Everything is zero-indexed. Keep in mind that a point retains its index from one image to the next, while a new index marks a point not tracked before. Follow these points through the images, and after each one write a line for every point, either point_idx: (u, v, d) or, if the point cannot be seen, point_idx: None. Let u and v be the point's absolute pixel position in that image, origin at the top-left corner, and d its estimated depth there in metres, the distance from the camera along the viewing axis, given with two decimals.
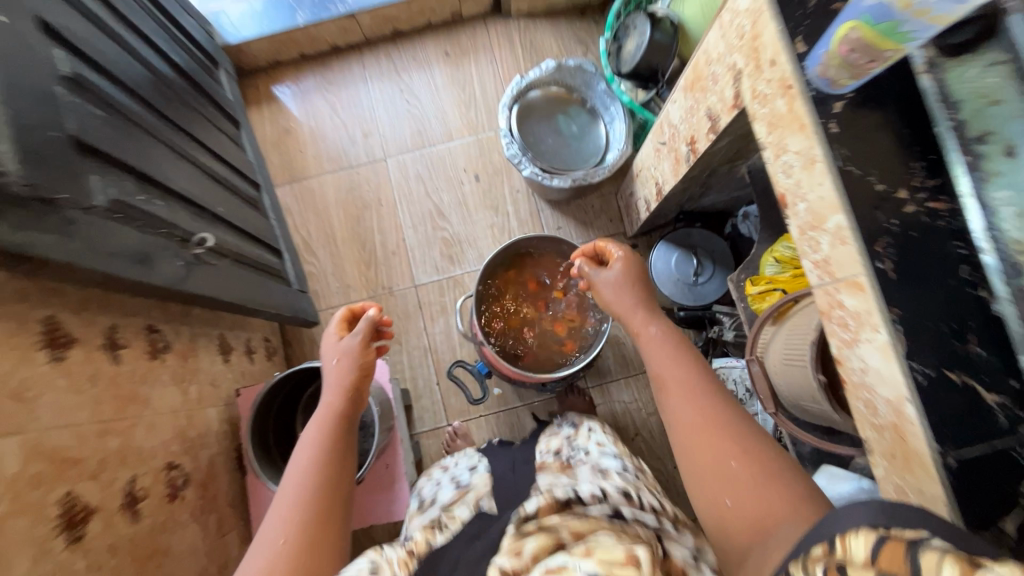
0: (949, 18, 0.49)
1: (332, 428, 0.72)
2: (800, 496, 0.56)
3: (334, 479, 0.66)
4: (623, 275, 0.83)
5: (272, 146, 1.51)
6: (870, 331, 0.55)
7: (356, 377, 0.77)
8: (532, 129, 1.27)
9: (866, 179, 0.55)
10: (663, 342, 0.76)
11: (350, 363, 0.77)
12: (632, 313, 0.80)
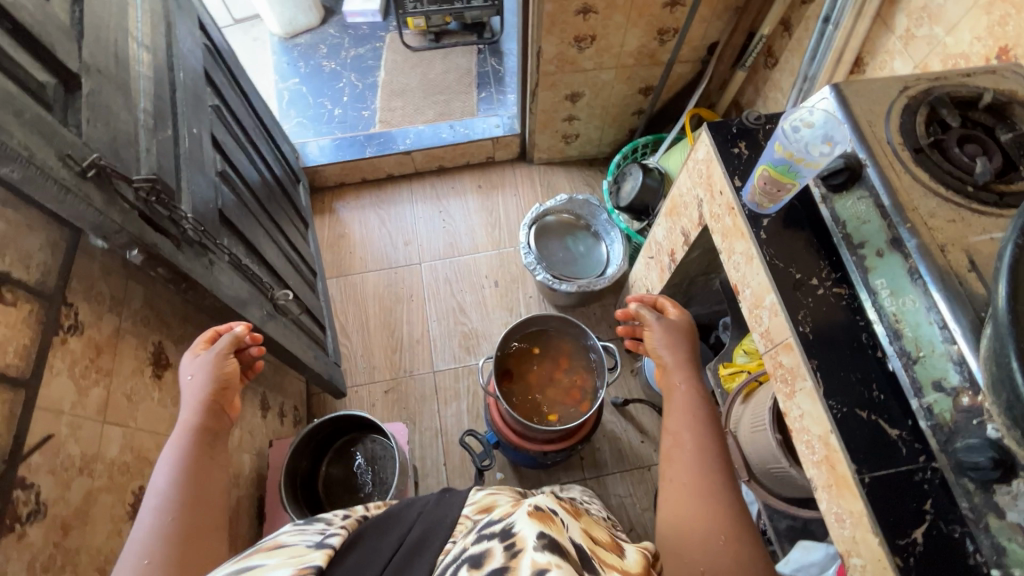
0: (819, 164, 0.78)
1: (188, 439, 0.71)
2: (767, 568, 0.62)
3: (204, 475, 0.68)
4: (675, 332, 0.88)
5: (326, 247, 1.80)
6: (800, 380, 0.73)
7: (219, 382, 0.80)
8: (546, 244, 1.54)
9: (788, 270, 0.77)
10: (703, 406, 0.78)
11: (207, 378, 0.79)
12: (676, 371, 0.83)
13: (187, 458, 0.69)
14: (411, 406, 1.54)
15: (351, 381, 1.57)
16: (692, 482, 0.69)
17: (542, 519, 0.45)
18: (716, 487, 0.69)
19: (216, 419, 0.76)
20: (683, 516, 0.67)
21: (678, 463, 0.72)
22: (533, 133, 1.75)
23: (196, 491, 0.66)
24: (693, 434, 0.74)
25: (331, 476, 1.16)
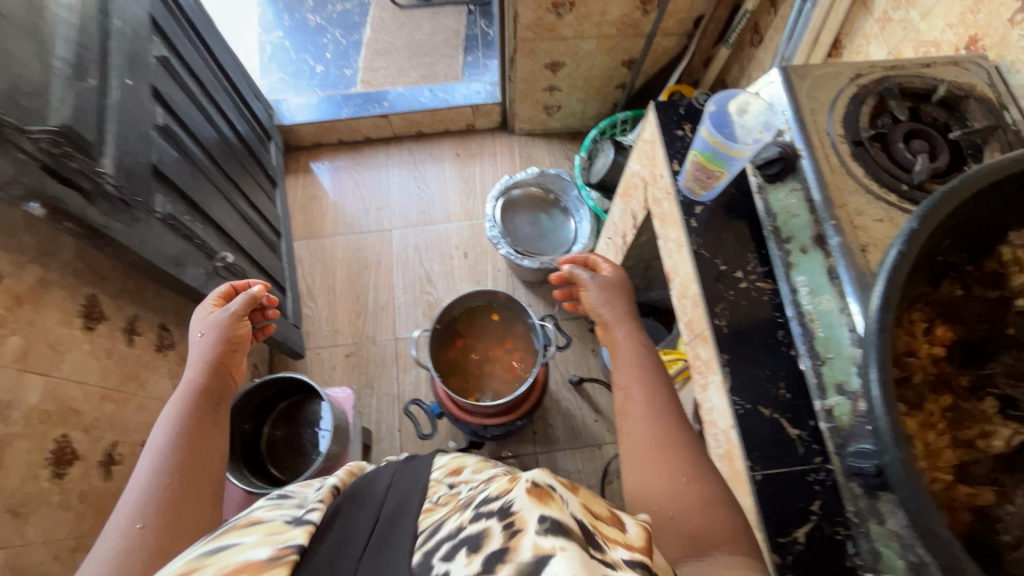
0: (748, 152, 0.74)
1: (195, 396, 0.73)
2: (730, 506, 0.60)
3: (203, 433, 0.70)
4: (613, 287, 0.86)
5: (299, 208, 1.79)
6: (712, 373, 0.72)
7: (228, 342, 0.83)
8: (513, 218, 1.53)
9: (713, 260, 0.75)
10: (648, 355, 0.77)
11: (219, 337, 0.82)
12: (618, 324, 0.81)
13: (189, 417, 0.71)
14: (371, 371, 1.55)
15: (313, 344, 1.59)
16: (652, 436, 0.66)
17: (541, 498, 0.37)
18: (676, 435, 0.66)
19: (221, 380, 0.78)
20: (646, 464, 0.64)
21: (633, 416, 0.70)
22: (513, 102, 1.70)
23: (196, 449, 0.67)
24: (646, 385, 0.72)
25: (275, 438, 1.18)
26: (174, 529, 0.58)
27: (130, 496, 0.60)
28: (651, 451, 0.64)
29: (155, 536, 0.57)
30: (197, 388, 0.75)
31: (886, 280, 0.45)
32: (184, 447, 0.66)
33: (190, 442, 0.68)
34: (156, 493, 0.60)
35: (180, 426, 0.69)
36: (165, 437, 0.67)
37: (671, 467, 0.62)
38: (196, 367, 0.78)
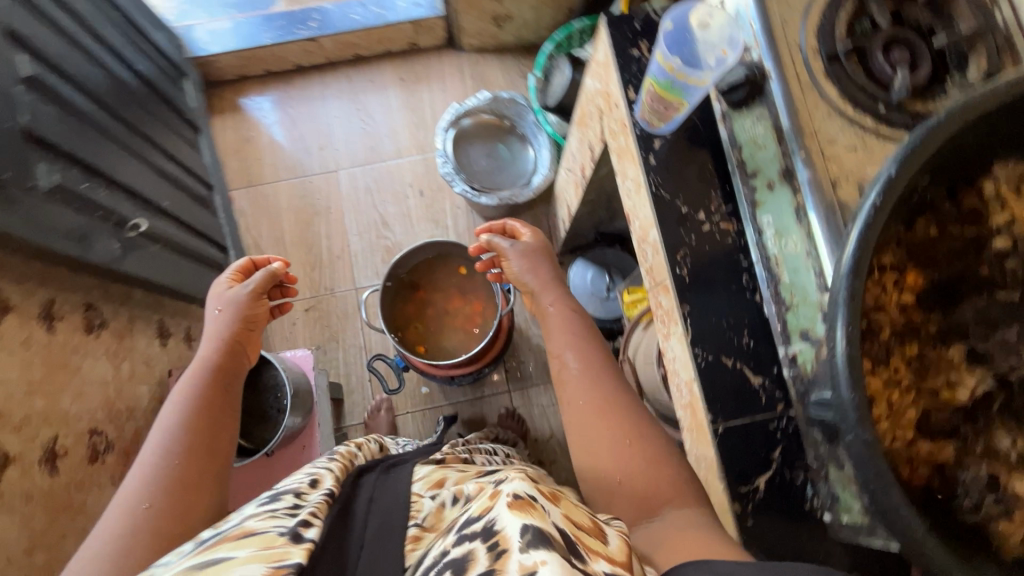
0: (707, 80, 0.65)
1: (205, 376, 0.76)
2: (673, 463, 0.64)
3: (210, 415, 0.72)
4: (534, 254, 0.88)
5: (232, 153, 1.62)
6: (673, 324, 0.68)
7: (240, 320, 0.84)
8: (466, 151, 1.40)
9: (674, 201, 0.68)
10: (578, 322, 0.79)
11: (234, 314, 0.84)
12: (545, 292, 0.83)
13: (200, 396, 0.74)
14: (334, 324, 1.49)
15: None
16: (589, 403, 0.69)
17: (523, 508, 0.40)
18: (620, 402, 0.69)
19: (232, 359, 0.80)
20: (588, 435, 0.67)
21: (572, 387, 0.72)
22: (457, 13, 1.50)
23: (206, 425, 0.71)
24: (582, 356, 0.74)
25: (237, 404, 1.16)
26: (178, 499, 0.63)
27: (141, 464, 0.65)
28: (596, 416, 0.68)
29: (161, 504, 0.61)
30: (210, 366, 0.78)
31: (861, 231, 0.40)
32: (191, 421, 0.70)
33: (198, 416, 0.71)
34: (164, 464, 0.65)
35: (188, 400, 0.72)
36: (175, 411, 0.71)
37: (617, 432, 0.66)
38: (209, 343, 0.81)
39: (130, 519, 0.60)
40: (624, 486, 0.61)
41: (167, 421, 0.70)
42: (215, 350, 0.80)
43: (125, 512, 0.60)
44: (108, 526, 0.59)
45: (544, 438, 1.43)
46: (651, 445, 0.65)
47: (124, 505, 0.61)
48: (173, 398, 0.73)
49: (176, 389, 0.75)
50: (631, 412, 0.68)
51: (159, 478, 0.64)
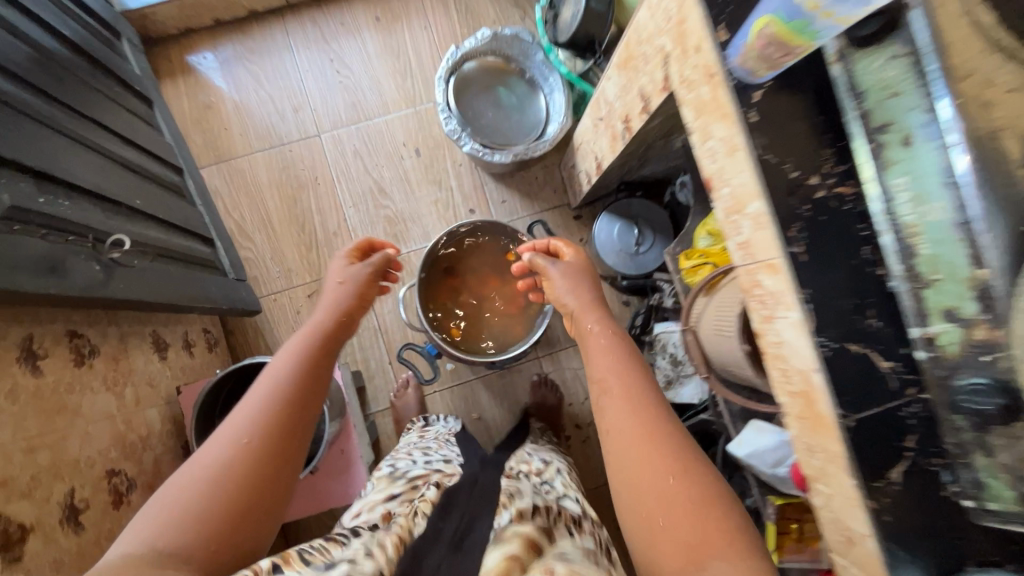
0: (851, 19, 0.53)
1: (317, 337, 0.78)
2: (722, 501, 0.57)
3: (317, 374, 0.72)
4: (576, 273, 0.89)
5: (193, 124, 1.40)
6: (784, 308, 0.60)
7: (358, 297, 0.88)
8: (470, 103, 1.24)
9: (782, 166, 0.58)
10: (616, 345, 0.76)
11: (351, 288, 0.88)
12: (586, 313, 0.82)
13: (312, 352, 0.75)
14: None
15: (267, 291, 1.37)
16: (632, 428, 0.64)
17: None
18: (663, 430, 0.64)
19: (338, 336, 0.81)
20: (631, 469, 0.61)
21: (612, 412, 0.68)
22: None
23: (312, 384, 0.70)
24: (626, 383, 0.69)
25: None
26: (275, 445, 0.62)
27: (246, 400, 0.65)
28: (637, 447, 0.62)
29: (259, 445, 0.61)
30: (321, 335, 0.78)
31: None
32: (299, 375, 0.70)
33: (304, 373, 0.70)
34: (266, 405, 0.65)
35: (296, 357, 0.72)
36: (283, 363, 0.71)
37: (663, 467, 0.60)
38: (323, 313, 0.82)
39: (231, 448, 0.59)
40: (669, 536, 0.55)
41: (275, 369, 0.70)
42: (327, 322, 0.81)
43: (226, 441, 0.60)
44: (208, 450, 0.59)
45: (579, 402, 1.38)
46: (701, 484, 0.58)
47: (226, 434, 0.61)
48: (283, 353, 0.73)
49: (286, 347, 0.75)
50: (676, 443, 0.62)
51: (260, 416, 0.63)
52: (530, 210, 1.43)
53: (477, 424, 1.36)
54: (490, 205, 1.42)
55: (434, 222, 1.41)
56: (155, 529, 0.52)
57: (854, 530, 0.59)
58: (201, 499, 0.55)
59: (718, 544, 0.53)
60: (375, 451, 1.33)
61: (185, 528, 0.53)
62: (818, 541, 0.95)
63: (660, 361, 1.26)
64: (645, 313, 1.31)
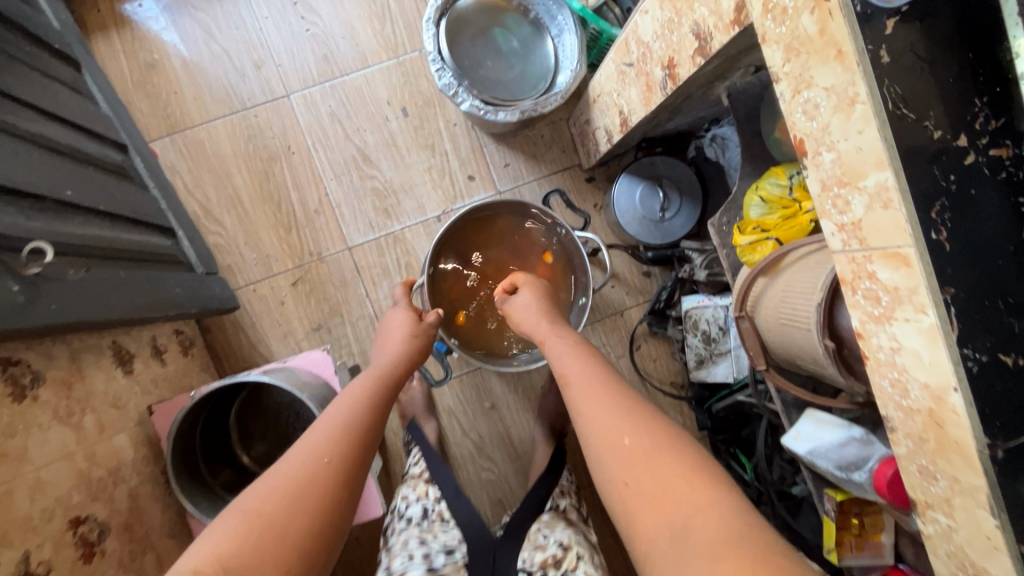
0: None
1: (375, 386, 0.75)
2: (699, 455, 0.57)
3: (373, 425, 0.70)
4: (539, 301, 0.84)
5: (135, 88, 1.18)
6: (912, 310, 0.47)
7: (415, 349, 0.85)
8: (465, 50, 1.04)
9: (921, 125, 0.44)
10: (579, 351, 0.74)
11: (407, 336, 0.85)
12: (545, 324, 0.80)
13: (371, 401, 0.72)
14: (331, 295, 1.22)
15: (244, 280, 1.20)
16: (605, 399, 0.65)
17: None
18: (630, 399, 0.65)
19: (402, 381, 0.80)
20: (600, 429, 0.62)
21: (581, 391, 0.68)
22: None
23: (374, 429, 0.70)
24: (598, 373, 0.70)
25: (246, 428, 0.93)
26: (341, 485, 0.61)
27: (309, 436, 0.65)
28: (618, 421, 0.62)
29: (328, 480, 0.60)
30: (386, 377, 0.78)
31: None
32: (364, 417, 0.70)
33: (367, 416, 0.70)
34: (333, 443, 0.64)
35: (361, 397, 0.72)
36: (349, 403, 0.71)
37: (638, 442, 0.59)
38: (390, 353, 0.82)
39: (294, 477, 0.59)
40: (652, 507, 0.54)
41: (340, 408, 0.70)
42: (392, 364, 0.80)
43: (288, 471, 0.59)
44: (271, 478, 0.59)
45: None
46: (679, 450, 0.57)
47: (289, 464, 0.60)
48: (348, 392, 0.74)
49: (351, 386, 0.75)
50: (654, 420, 0.62)
51: (328, 452, 0.62)
52: (537, 173, 1.26)
53: (490, 414, 1.24)
54: (492, 171, 1.24)
55: (429, 192, 1.24)
56: (222, 552, 0.51)
57: (988, 573, 0.49)
58: (270, 527, 0.54)
59: (700, 508, 0.51)
60: (381, 450, 1.22)
61: (252, 556, 0.51)
62: (881, 535, 0.87)
63: (691, 339, 1.14)
64: (672, 286, 1.18)
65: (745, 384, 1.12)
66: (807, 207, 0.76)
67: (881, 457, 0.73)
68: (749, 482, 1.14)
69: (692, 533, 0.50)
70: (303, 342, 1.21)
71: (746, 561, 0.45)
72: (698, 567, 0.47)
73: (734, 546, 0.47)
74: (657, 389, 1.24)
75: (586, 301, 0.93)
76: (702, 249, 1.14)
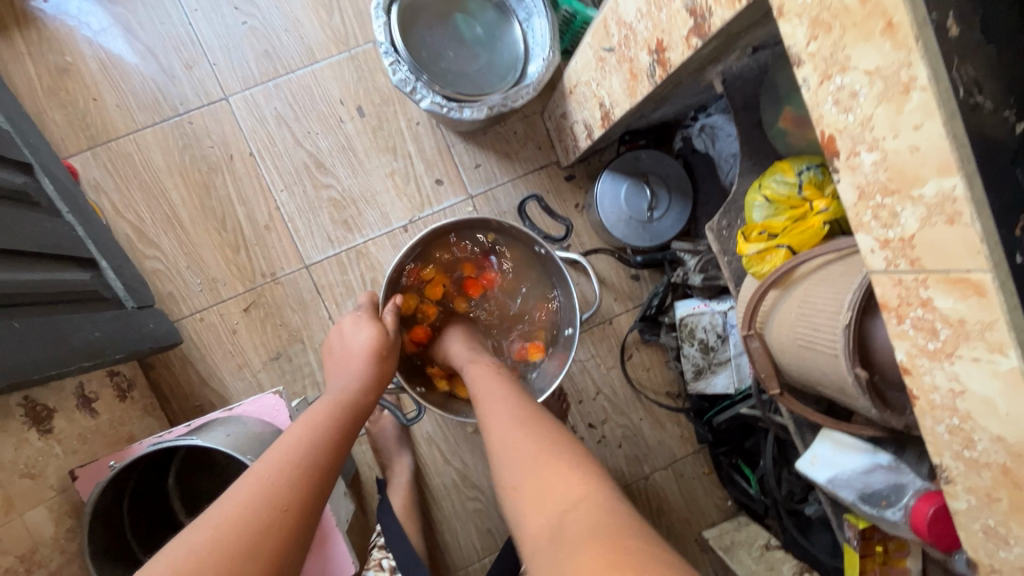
0: None
1: (340, 415, 0.59)
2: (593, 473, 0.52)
3: (334, 461, 0.54)
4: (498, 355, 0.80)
5: (47, 96, 1.03)
6: (984, 349, 0.38)
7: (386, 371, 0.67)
8: (422, 40, 0.92)
9: (995, 121, 0.35)
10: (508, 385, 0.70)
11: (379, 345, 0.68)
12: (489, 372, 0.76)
13: (332, 433, 0.56)
14: (290, 320, 1.08)
15: (188, 309, 1.07)
16: (515, 421, 0.62)
17: None
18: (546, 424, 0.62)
19: (375, 404, 0.65)
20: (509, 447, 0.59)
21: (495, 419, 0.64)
22: None
23: (342, 463, 0.55)
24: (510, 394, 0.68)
25: (190, 489, 0.83)
26: (301, 542, 0.46)
27: (258, 474, 0.48)
28: (521, 434, 0.59)
29: (285, 539, 0.44)
30: (355, 400, 0.62)
31: None
32: (327, 453, 0.54)
33: (335, 449, 0.55)
34: (293, 486, 0.48)
35: (327, 424, 0.57)
36: (307, 433, 0.54)
37: (532, 445, 0.57)
38: (357, 367, 0.66)
39: (240, 531, 0.43)
40: (537, 510, 0.51)
41: (300, 437, 0.54)
42: (363, 380, 0.65)
43: (231, 522, 0.43)
44: (207, 532, 0.42)
45: (591, 398, 1.14)
46: (568, 453, 0.56)
47: (231, 513, 0.44)
48: (308, 418, 0.57)
49: (311, 411, 0.59)
50: (542, 426, 0.61)
51: (286, 497, 0.47)
52: (512, 174, 1.15)
53: (473, 439, 1.13)
54: (461, 173, 1.13)
55: (392, 200, 1.11)
56: None
57: None
58: None
59: (579, 499, 0.49)
60: (355, 487, 1.10)
61: None
62: (907, 560, 0.76)
63: (688, 349, 1.04)
64: (664, 291, 1.08)
65: (748, 395, 1.02)
66: (819, 207, 0.67)
67: (919, 490, 0.64)
68: (754, 497, 1.06)
69: (566, 525, 0.47)
70: (261, 374, 1.07)
71: (606, 541, 0.43)
72: (566, 554, 0.43)
73: (606, 527, 0.44)
74: (652, 400, 1.14)
75: (574, 331, 0.83)
76: (695, 250, 1.04)
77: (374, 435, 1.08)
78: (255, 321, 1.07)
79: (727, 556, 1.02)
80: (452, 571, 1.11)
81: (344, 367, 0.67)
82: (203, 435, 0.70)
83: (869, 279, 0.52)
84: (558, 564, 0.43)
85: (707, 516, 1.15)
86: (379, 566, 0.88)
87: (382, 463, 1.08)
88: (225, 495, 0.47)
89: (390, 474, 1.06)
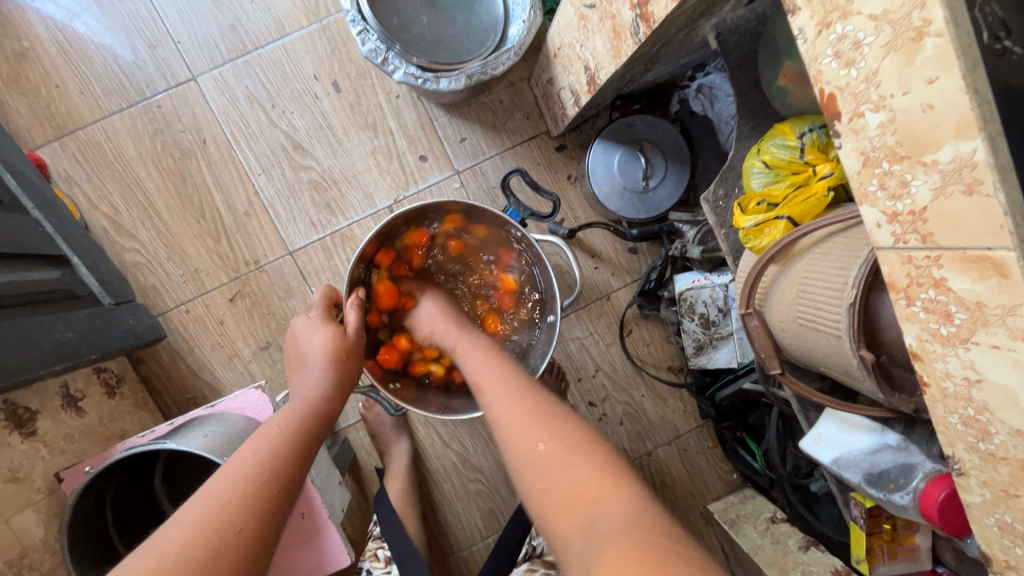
0: None
1: (294, 431, 0.56)
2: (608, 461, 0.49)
3: (289, 478, 0.52)
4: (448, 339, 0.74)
5: (9, 85, 0.99)
6: (1004, 335, 0.34)
7: (343, 382, 0.64)
8: (393, 5, 0.85)
9: (1014, 77, 0.30)
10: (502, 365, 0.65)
11: (333, 350, 0.64)
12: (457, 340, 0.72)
13: (284, 450, 0.53)
14: (277, 308, 1.05)
15: (173, 302, 1.04)
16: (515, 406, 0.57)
17: None
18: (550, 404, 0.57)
19: (339, 410, 0.63)
20: (516, 426, 0.54)
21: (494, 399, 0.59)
22: None
23: (301, 477, 0.53)
24: (504, 374, 0.63)
25: (177, 486, 0.82)
26: (256, 563, 0.44)
27: (209, 496, 0.47)
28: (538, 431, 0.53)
29: (239, 561, 0.43)
30: (315, 410, 0.60)
31: None
32: (284, 472, 0.51)
33: (294, 462, 0.53)
34: (247, 504, 0.46)
35: (284, 436, 0.55)
36: (266, 448, 0.52)
37: (543, 439, 0.52)
38: (314, 374, 0.63)
39: (189, 558, 0.41)
40: (566, 507, 0.47)
41: (255, 454, 0.52)
42: (324, 388, 0.62)
43: (179, 549, 0.42)
44: (152, 560, 0.41)
45: (589, 376, 1.10)
46: (585, 441, 0.51)
47: (179, 539, 0.43)
48: (262, 431, 0.55)
49: (268, 423, 0.57)
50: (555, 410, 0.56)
51: (238, 517, 0.45)
52: (500, 147, 1.09)
53: (471, 420, 1.11)
54: (446, 148, 1.07)
55: (376, 180, 1.06)
56: None
57: None
58: None
59: (606, 494, 0.45)
60: (354, 472, 1.09)
61: None
62: (915, 537, 0.73)
63: (688, 324, 1.00)
64: (663, 264, 1.03)
65: (751, 368, 0.98)
66: (822, 172, 0.61)
67: (929, 473, 0.60)
68: (759, 471, 1.03)
69: (596, 520, 0.44)
70: (251, 364, 1.05)
71: (637, 537, 0.40)
72: (598, 550, 0.41)
73: (639, 524, 0.41)
74: (653, 375, 1.11)
75: (556, 318, 0.79)
76: (693, 221, 0.98)
77: (370, 421, 1.06)
78: (240, 307, 1.04)
79: (732, 531, 1.00)
80: (456, 552, 1.11)
81: (302, 374, 0.64)
82: (179, 438, 0.68)
83: (876, 253, 0.48)
84: (588, 563, 0.40)
85: (711, 490, 1.12)
86: (375, 556, 0.88)
87: (380, 449, 1.07)
88: (175, 517, 0.45)
89: (388, 460, 1.05)
